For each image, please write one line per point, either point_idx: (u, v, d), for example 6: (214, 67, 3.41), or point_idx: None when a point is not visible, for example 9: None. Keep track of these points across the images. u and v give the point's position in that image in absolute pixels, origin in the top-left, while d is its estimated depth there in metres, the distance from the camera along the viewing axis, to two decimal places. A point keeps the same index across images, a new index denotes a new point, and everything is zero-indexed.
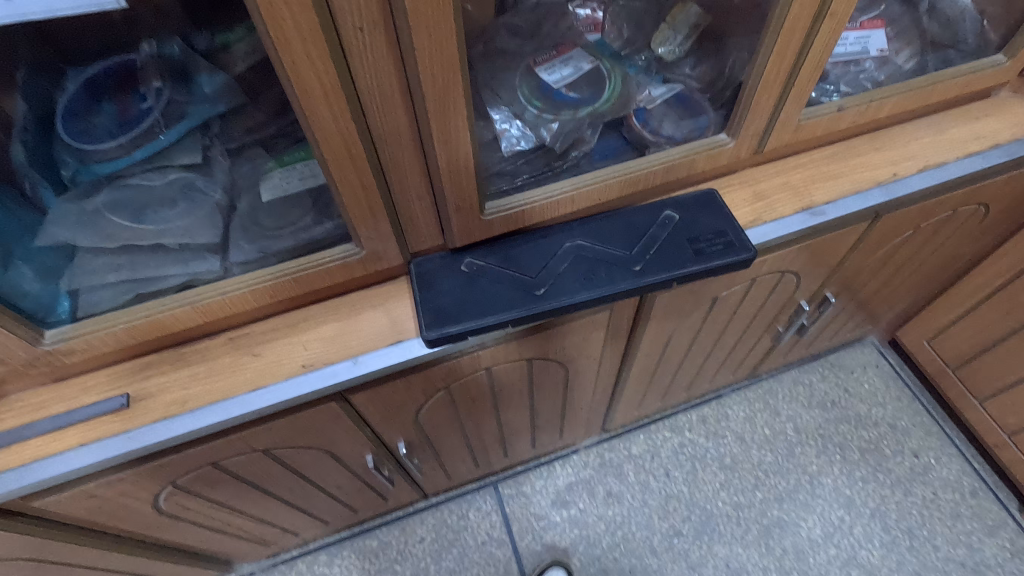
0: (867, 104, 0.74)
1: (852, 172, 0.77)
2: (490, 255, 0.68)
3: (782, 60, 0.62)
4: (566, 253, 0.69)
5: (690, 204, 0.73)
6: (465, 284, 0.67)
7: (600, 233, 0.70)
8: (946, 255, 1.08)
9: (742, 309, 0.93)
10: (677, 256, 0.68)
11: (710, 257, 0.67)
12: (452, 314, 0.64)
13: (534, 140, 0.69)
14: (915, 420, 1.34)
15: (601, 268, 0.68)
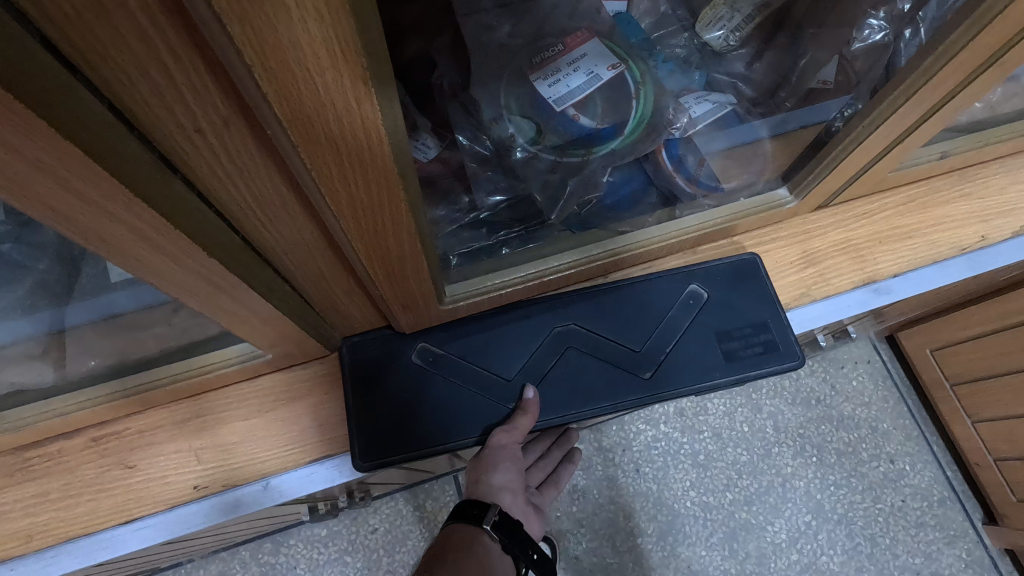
0: (975, 149, 0.57)
1: (931, 231, 0.59)
2: (451, 344, 0.52)
3: (904, 115, 0.41)
4: (555, 346, 0.52)
5: (724, 275, 0.55)
6: (415, 386, 0.51)
7: (601, 317, 0.53)
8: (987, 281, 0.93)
9: None
10: (699, 360, 0.52)
11: (741, 364, 0.52)
12: (396, 434, 0.49)
13: (518, 192, 0.50)
14: (897, 423, 1.28)
15: (599, 371, 0.52)
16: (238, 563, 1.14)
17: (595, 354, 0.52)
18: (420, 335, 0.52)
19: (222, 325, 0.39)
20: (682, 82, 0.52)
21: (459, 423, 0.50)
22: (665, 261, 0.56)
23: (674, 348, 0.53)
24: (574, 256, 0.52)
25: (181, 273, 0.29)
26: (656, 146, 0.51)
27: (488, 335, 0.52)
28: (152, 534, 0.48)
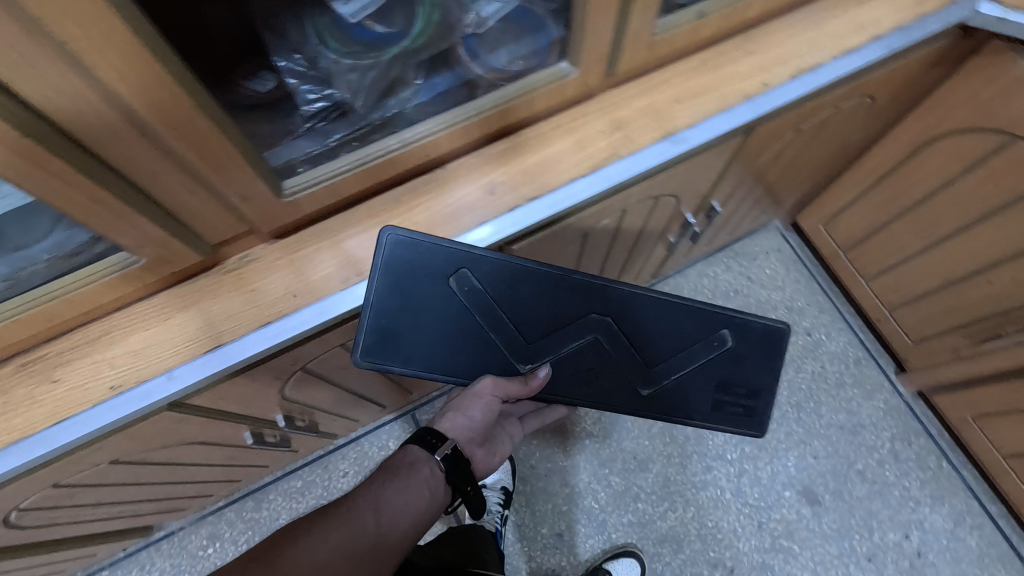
0: (730, 7, 0.64)
1: (719, 86, 0.69)
2: (494, 282, 0.61)
3: None
4: (592, 335, 0.64)
5: (756, 334, 0.69)
6: (446, 307, 0.61)
7: (631, 319, 0.65)
8: (841, 144, 1.04)
9: (623, 234, 0.89)
10: (693, 402, 0.69)
11: (717, 414, 0.70)
12: (390, 337, 0.60)
13: (336, 97, 0.58)
14: (811, 300, 1.39)
15: (608, 377, 0.66)
16: (225, 523, 1.23)
17: (608, 351, 0.66)
18: (470, 262, 0.61)
19: (88, 228, 0.48)
20: None
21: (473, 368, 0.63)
22: (492, 146, 0.66)
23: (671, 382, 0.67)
24: (390, 143, 0.59)
25: (8, 158, 0.38)
26: (453, 43, 0.59)
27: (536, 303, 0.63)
28: (79, 428, 0.57)
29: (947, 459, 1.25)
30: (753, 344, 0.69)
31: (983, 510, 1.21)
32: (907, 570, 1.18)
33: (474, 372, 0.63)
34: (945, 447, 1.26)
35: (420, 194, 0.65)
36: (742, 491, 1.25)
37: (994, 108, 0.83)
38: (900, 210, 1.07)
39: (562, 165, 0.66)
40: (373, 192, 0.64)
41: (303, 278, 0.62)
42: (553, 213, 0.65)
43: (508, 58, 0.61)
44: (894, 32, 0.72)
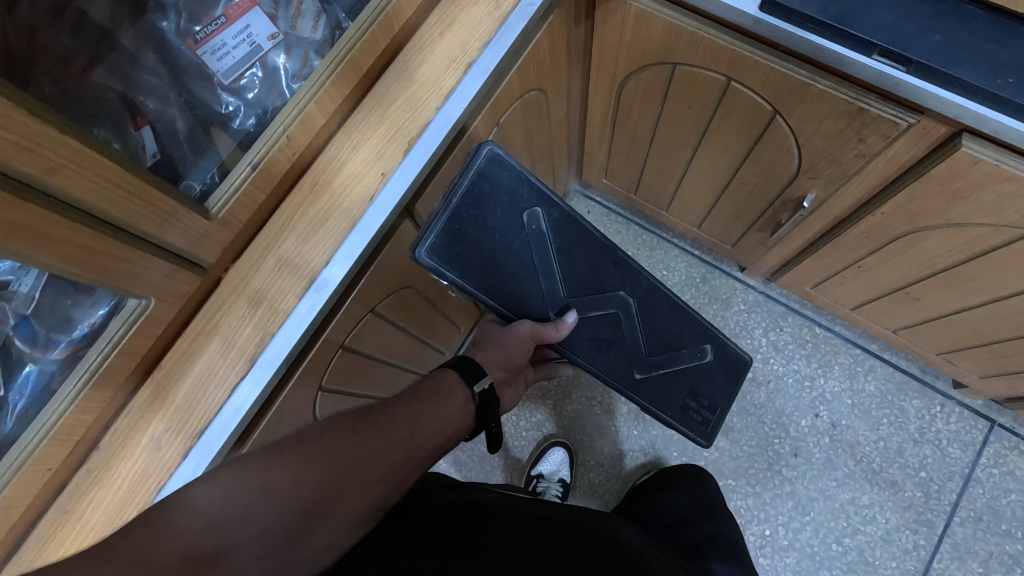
0: (282, 138, 0.57)
1: (339, 200, 0.63)
2: (539, 216, 0.87)
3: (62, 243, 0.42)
4: (548, 276, 0.89)
5: (651, 298, 0.99)
6: (512, 217, 0.85)
7: (577, 280, 0.92)
8: (556, 124, 1.00)
9: (378, 343, 0.82)
10: (591, 323, 0.95)
11: (606, 321, 0.95)
12: (514, 184, 0.84)
13: None
14: (638, 243, 1.36)
15: (616, 349, 0.96)
16: None
17: (626, 324, 0.97)
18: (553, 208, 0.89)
19: None
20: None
21: (520, 308, 0.87)
22: (136, 398, 0.58)
23: (666, 369, 1.00)
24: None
25: None
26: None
27: (561, 238, 0.90)
28: None
29: (819, 325, 1.27)
30: (664, 303, 1.01)
31: (865, 353, 1.24)
32: (830, 445, 1.20)
33: (506, 303, 0.86)
34: (811, 315, 1.28)
35: (83, 495, 0.56)
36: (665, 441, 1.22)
37: (640, 45, 0.79)
38: (644, 149, 1.04)
39: (218, 376, 0.59)
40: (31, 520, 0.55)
41: None
42: (228, 437, 0.58)
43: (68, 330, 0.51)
44: (484, 50, 0.67)
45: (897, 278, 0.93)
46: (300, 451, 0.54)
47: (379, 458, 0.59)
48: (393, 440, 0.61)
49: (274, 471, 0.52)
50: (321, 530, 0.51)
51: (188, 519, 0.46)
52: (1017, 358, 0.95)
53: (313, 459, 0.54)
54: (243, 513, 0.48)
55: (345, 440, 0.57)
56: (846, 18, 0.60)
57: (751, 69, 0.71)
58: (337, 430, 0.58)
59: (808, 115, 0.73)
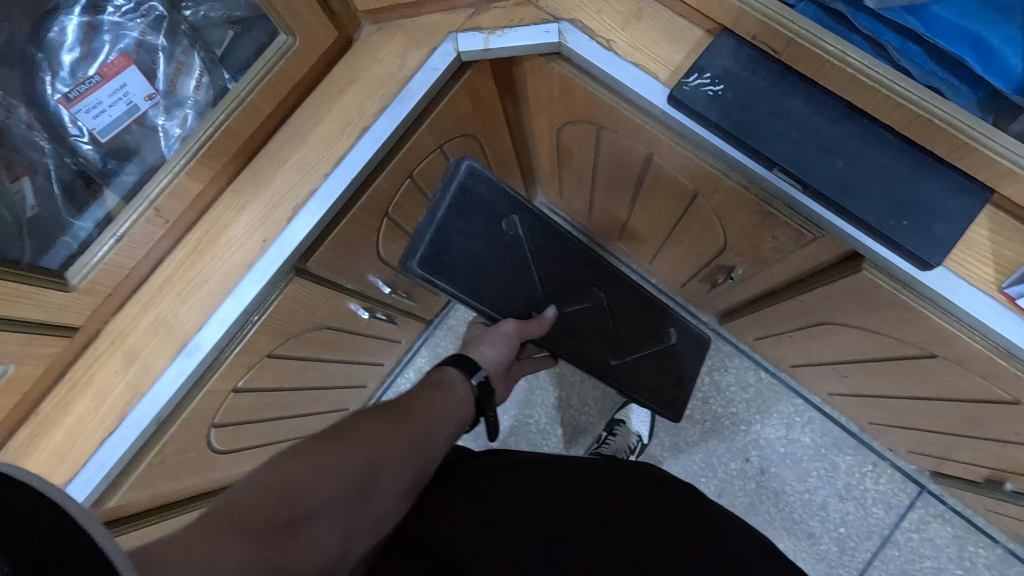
0: (150, 207, 0.59)
1: (218, 263, 0.63)
2: (523, 221, 0.83)
3: None
4: (534, 278, 0.85)
5: (621, 286, 0.98)
6: (495, 226, 0.81)
7: (558, 278, 0.89)
8: (498, 158, 0.97)
9: (285, 377, 0.84)
10: (569, 320, 0.92)
11: (585, 315, 0.94)
12: (492, 194, 0.80)
13: None
14: None
15: (591, 337, 0.95)
16: None
17: (601, 318, 0.95)
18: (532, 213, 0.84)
19: None
20: None
21: (503, 306, 0.83)
22: (12, 442, 0.61)
23: (635, 357, 1.01)
24: None
25: None
26: None
27: (542, 239, 0.86)
28: None
29: (765, 369, 1.26)
30: (631, 294, 1.00)
31: (807, 404, 1.23)
32: (755, 490, 1.21)
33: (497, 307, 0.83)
34: (759, 359, 1.26)
35: None
36: (599, 440, 1.25)
37: (567, 104, 0.75)
38: (589, 189, 1.00)
39: (88, 428, 0.61)
40: None
41: None
42: (93, 487, 0.61)
43: None
44: (382, 115, 0.64)
45: (825, 355, 0.91)
46: (336, 436, 0.55)
47: (407, 439, 0.60)
48: (415, 424, 0.62)
49: (327, 453, 0.53)
50: (374, 502, 0.54)
51: (264, 492, 0.46)
52: (938, 445, 0.93)
53: (354, 441, 0.56)
54: (307, 484, 0.49)
55: (376, 425, 0.59)
56: (747, 129, 0.56)
57: (666, 151, 0.67)
58: (362, 418, 0.60)
59: (724, 204, 0.69)
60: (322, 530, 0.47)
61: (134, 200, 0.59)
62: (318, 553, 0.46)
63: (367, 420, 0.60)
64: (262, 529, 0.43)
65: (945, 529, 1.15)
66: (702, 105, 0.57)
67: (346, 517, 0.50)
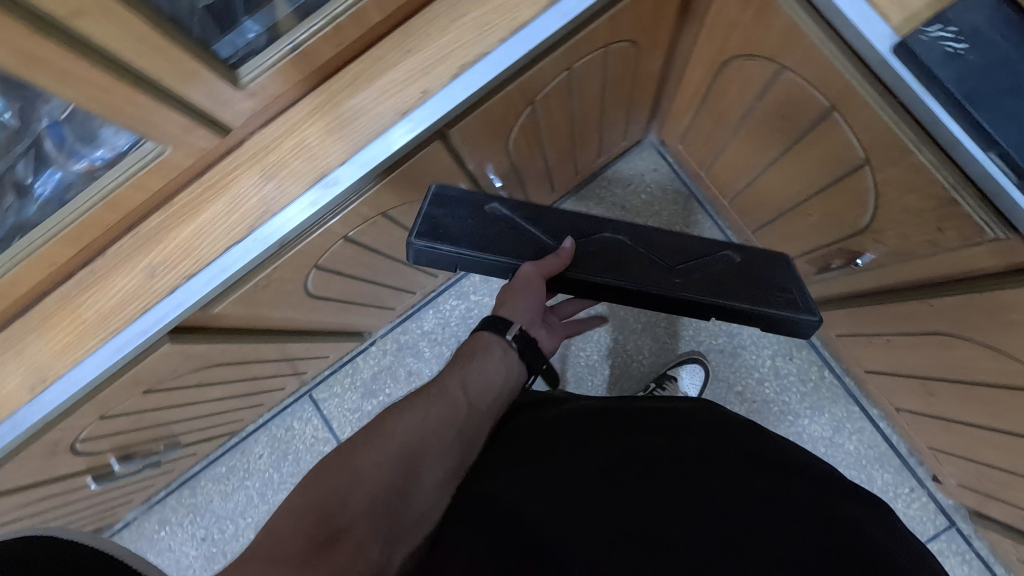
0: (331, 22, 0.56)
1: (373, 104, 0.61)
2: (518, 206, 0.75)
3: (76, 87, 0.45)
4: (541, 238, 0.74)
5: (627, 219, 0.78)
6: (485, 215, 0.73)
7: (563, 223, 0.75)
8: (643, 79, 0.93)
9: (385, 241, 0.85)
10: (596, 258, 0.73)
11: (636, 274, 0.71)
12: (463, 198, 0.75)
13: None
14: (689, 220, 1.31)
15: (631, 263, 0.73)
16: (170, 508, 1.43)
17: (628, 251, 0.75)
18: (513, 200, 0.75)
19: None
20: (27, 96, 0.46)
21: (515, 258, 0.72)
22: (143, 226, 0.63)
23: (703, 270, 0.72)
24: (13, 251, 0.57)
25: None
26: (34, 137, 0.51)
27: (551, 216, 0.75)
28: None
29: (830, 369, 1.23)
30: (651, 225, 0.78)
31: (862, 413, 1.21)
32: None
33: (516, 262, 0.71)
34: (828, 357, 1.23)
35: (82, 289, 0.64)
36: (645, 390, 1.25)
37: (755, 33, 0.70)
38: (725, 135, 0.96)
39: (217, 232, 0.62)
40: (38, 295, 0.63)
41: None
42: (212, 287, 0.64)
43: (89, 146, 0.53)
44: None
45: (918, 367, 0.88)
46: (368, 442, 0.58)
47: (440, 427, 0.62)
48: (451, 406, 0.65)
49: (357, 462, 0.56)
50: (415, 498, 0.58)
51: (300, 517, 0.49)
52: (998, 485, 0.90)
53: (389, 451, 0.58)
54: (338, 503, 0.52)
55: (407, 419, 0.61)
56: (981, 100, 0.51)
57: (855, 107, 0.63)
58: (395, 414, 0.62)
59: (899, 181, 0.64)
60: (361, 537, 0.51)
61: (315, 12, 0.55)
62: (360, 562, 0.50)
63: (398, 416, 0.61)
64: (303, 551, 0.47)
65: (961, 568, 1.14)
66: (938, 62, 0.51)
67: (383, 523, 0.53)
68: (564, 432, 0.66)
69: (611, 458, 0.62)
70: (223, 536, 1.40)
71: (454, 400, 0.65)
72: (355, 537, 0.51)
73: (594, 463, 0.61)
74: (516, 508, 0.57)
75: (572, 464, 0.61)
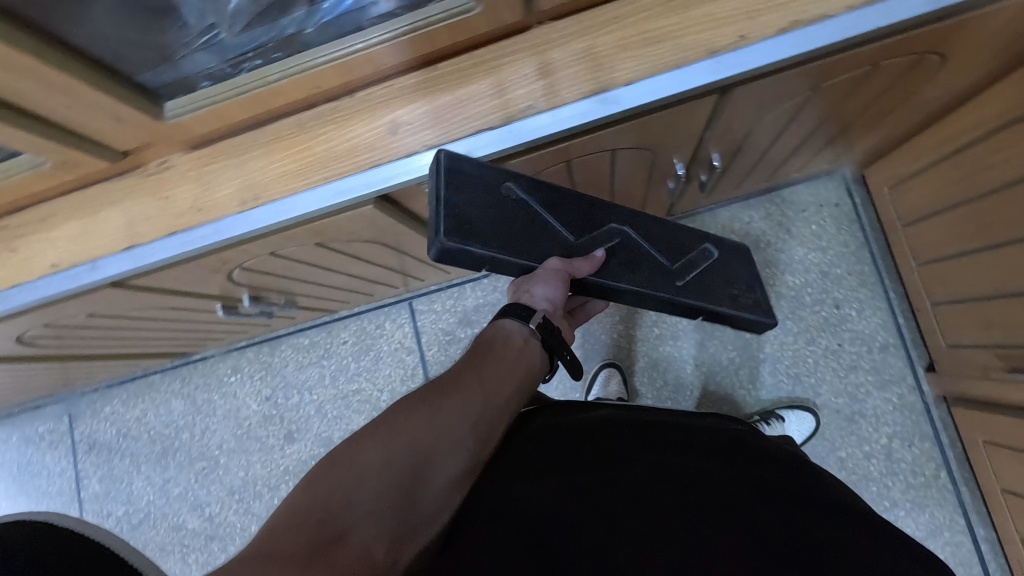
0: None
1: (683, 33, 0.56)
2: (527, 183, 0.66)
3: None
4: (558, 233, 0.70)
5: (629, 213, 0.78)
6: (501, 201, 0.64)
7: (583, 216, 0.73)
8: (907, 104, 0.84)
9: (586, 178, 0.81)
10: (622, 261, 0.75)
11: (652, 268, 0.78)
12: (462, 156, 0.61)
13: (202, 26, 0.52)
14: (853, 269, 1.22)
15: (645, 266, 0.77)
16: (247, 359, 1.47)
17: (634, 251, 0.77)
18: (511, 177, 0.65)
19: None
20: None
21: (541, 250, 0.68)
22: (401, 80, 0.61)
23: (694, 272, 0.82)
24: (287, 62, 0.56)
25: None
26: None
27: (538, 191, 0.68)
28: (28, 294, 0.68)
29: (948, 471, 1.13)
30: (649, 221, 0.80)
31: (967, 529, 1.12)
32: None
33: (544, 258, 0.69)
34: (951, 459, 1.14)
35: (320, 123, 0.63)
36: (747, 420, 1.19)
37: None
38: (967, 193, 0.86)
39: (473, 110, 0.60)
40: (280, 115, 0.63)
41: (210, 193, 0.65)
42: None
43: None
44: None
45: None
46: (380, 435, 0.56)
47: (455, 422, 0.60)
48: (466, 401, 0.62)
49: (366, 454, 0.54)
50: (426, 494, 0.56)
51: (305, 511, 0.48)
52: None
53: (402, 443, 0.56)
54: (347, 497, 0.50)
55: (421, 413, 0.59)
56: None
57: None
58: (411, 406, 0.60)
59: None
60: (368, 536, 0.49)
61: None
62: (367, 562, 0.47)
63: (411, 408, 0.59)
64: (309, 543, 0.45)
65: None
66: None
67: (393, 520, 0.52)
68: (598, 438, 0.67)
69: (650, 479, 0.63)
70: (285, 403, 1.44)
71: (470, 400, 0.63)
72: (364, 533, 0.49)
73: (628, 479, 0.63)
74: (548, 513, 0.59)
75: (613, 480, 0.62)
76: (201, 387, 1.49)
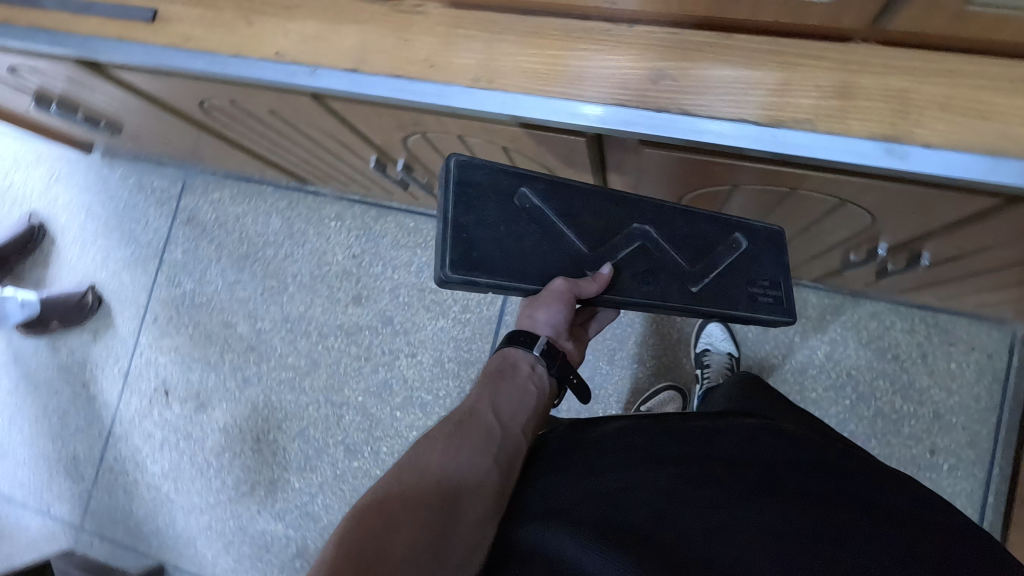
0: None
1: (1018, 123, 0.50)
2: (542, 192, 0.67)
3: None
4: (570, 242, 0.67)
5: (650, 207, 0.70)
6: (511, 215, 0.66)
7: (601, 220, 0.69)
8: None
9: (787, 209, 0.76)
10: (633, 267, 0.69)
11: (665, 271, 0.70)
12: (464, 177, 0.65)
13: None
14: (970, 425, 1.12)
15: (662, 275, 0.70)
16: (352, 213, 1.51)
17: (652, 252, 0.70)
18: (526, 183, 0.67)
19: None
20: None
21: (547, 265, 0.66)
22: (688, 33, 0.57)
23: (716, 273, 0.71)
24: None
25: None
26: None
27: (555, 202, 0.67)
28: (242, 68, 0.69)
29: None
30: (669, 214, 0.71)
31: None
32: None
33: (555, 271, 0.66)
34: None
35: (585, 38, 0.60)
36: None
37: None
38: None
39: (746, 97, 0.55)
40: (553, 12, 0.60)
41: (449, 55, 0.63)
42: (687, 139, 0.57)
43: None
44: None
45: None
46: (405, 477, 0.56)
47: (475, 454, 0.60)
48: (480, 434, 0.63)
49: (396, 500, 0.53)
50: (461, 528, 0.55)
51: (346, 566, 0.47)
52: None
53: (426, 479, 0.56)
54: (387, 549, 0.49)
55: (443, 453, 0.59)
56: None
57: None
58: (429, 444, 0.60)
59: None
60: None
61: None
62: None
63: (431, 446, 0.60)
64: None
65: None
66: None
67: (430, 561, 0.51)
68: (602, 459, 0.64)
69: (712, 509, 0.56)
70: (367, 268, 1.48)
71: (486, 430, 0.63)
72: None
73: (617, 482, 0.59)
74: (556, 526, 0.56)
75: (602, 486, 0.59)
76: (303, 217, 1.54)
